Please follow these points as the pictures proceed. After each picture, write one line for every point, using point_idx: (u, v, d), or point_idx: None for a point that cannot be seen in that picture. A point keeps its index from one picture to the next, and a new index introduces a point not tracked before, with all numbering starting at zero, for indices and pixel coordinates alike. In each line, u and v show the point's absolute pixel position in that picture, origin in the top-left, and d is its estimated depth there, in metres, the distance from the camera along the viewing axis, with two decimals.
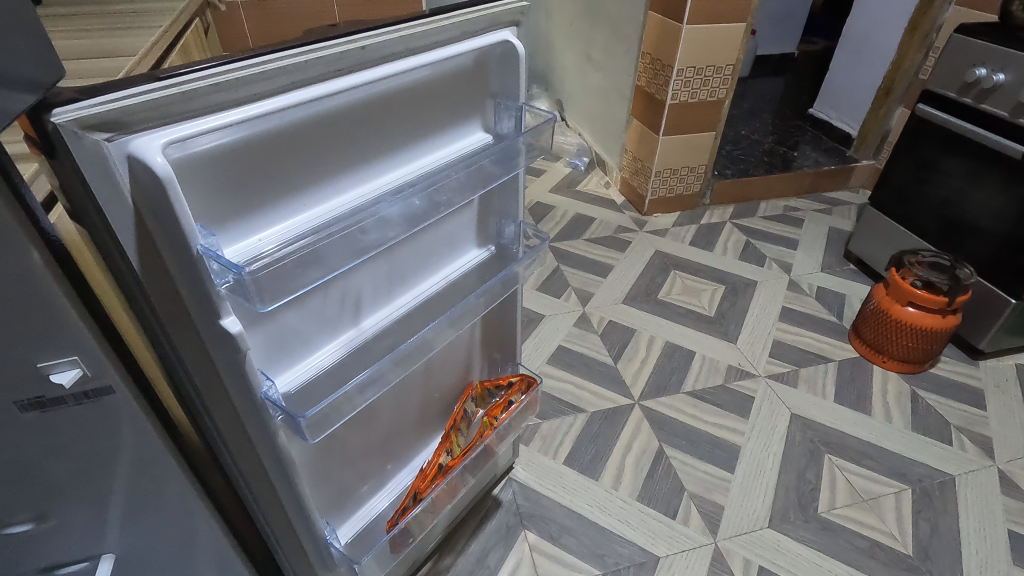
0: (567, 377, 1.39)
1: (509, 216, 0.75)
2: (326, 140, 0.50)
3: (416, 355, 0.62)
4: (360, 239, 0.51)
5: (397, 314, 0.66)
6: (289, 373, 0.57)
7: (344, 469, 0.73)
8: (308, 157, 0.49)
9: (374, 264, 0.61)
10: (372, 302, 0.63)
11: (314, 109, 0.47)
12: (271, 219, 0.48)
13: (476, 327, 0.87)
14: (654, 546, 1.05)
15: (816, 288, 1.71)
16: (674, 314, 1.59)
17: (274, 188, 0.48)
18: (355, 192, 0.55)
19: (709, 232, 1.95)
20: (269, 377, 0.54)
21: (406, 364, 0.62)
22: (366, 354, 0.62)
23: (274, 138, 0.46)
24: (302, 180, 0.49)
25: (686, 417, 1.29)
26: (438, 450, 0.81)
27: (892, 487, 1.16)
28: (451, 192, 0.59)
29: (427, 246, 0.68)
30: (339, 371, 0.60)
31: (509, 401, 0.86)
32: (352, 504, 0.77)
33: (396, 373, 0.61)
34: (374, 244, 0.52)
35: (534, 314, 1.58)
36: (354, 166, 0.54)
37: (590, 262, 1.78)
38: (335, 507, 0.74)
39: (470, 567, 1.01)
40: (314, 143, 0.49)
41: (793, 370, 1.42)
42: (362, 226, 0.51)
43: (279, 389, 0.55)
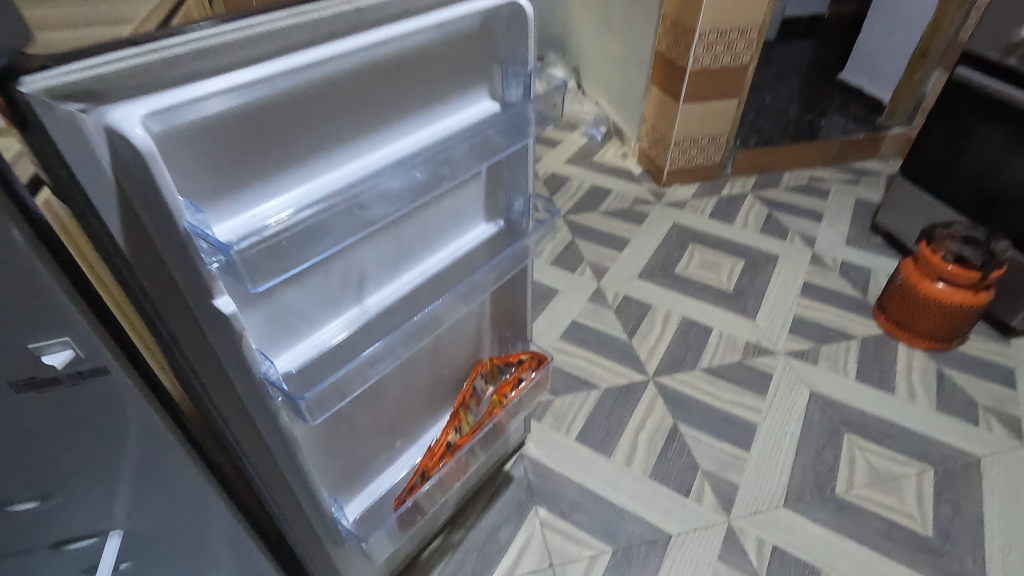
0: (580, 353, 1.37)
1: (519, 189, 0.71)
2: (322, 108, 0.47)
3: (427, 329, 0.64)
4: (356, 213, 0.49)
5: (403, 291, 0.64)
6: (291, 352, 0.55)
7: (352, 446, 0.72)
8: (305, 128, 0.47)
9: (378, 238, 0.59)
10: (376, 278, 0.61)
11: (308, 76, 0.45)
12: (268, 192, 0.46)
13: (486, 304, 0.84)
14: (667, 524, 1.04)
15: (840, 262, 1.65)
16: (692, 289, 1.55)
17: (268, 161, 0.45)
18: (354, 164, 0.52)
19: (729, 204, 1.89)
20: (268, 357, 0.52)
21: (416, 339, 0.63)
22: (369, 332, 0.61)
23: (267, 106, 0.43)
24: (299, 151, 0.47)
25: (702, 394, 1.27)
26: (447, 427, 0.80)
27: (914, 467, 1.13)
28: (453, 167, 0.57)
29: (434, 221, 0.65)
30: (345, 348, 0.58)
31: (520, 378, 0.85)
32: (361, 480, 0.76)
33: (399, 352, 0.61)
34: (374, 220, 0.50)
35: (548, 289, 1.55)
36: (353, 137, 0.51)
37: (606, 235, 1.74)
38: (343, 486, 0.74)
39: (482, 541, 1.01)
40: (311, 111, 0.47)
41: (814, 346, 1.38)
42: (359, 201, 0.49)
43: (280, 368, 0.54)
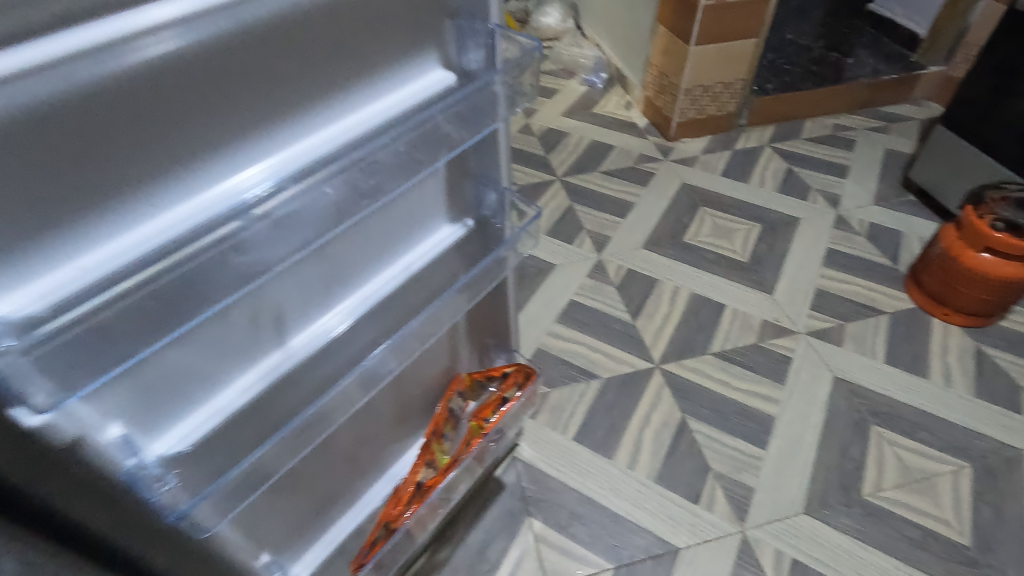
0: (580, 338, 1.24)
1: (490, 180, 0.58)
2: (186, 95, 0.34)
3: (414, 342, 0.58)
4: (229, 258, 0.40)
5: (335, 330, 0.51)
6: (173, 433, 0.41)
7: (296, 497, 0.60)
8: (161, 125, 0.33)
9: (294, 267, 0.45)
10: (301, 315, 0.48)
11: (150, 47, 0.31)
12: (111, 224, 0.33)
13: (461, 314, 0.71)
14: (674, 536, 0.94)
15: (867, 225, 1.49)
16: (703, 260, 1.40)
17: (104, 178, 0.32)
18: (233, 178, 0.38)
19: (744, 160, 1.71)
20: (136, 448, 0.38)
21: (401, 353, 0.58)
22: (295, 383, 0.50)
23: (94, 99, 0.30)
24: (155, 158, 0.34)
25: (714, 383, 1.15)
26: (417, 463, 0.68)
27: (950, 464, 1.02)
28: (377, 175, 0.47)
29: (378, 235, 0.51)
30: (258, 407, 0.48)
31: (503, 400, 0.76)
32: (312, 528, 0.65)
33: (349, 401, 0.54)
34: (256, 265, 0.41)
35: (544, 264, 1.40)
36: (227, 143, 0.37)
37: (607, 200, 1.58)
38: (275, 547, 0.60)
39: (470, 560, 0.92)
40: (166, 101, 0.33)
41: (839, 325, 1.25)
42: (235, 242, 0.40)
43: (153, 456, 0.40)
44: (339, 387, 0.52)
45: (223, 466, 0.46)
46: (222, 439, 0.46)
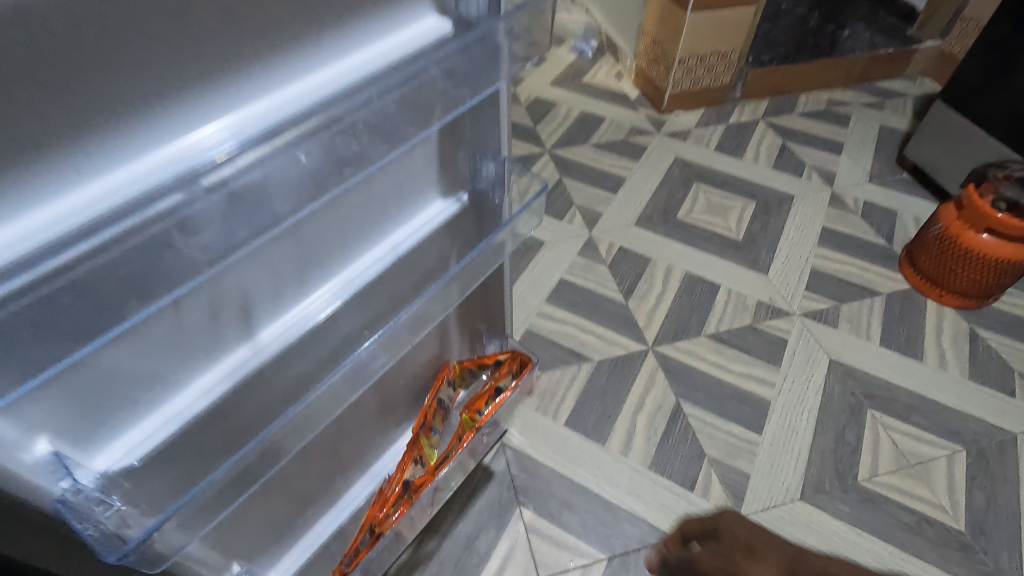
0: (570, 319, 1.19)
1: (489, 150, 0.52)
2: (111, 29, 0.27)
3: (411, 332, 0.53)
4: (174, 239, 0.33)
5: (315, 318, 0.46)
6: (121, 444, 0.35)
7: (271, 499, 0.55)
8: (78, 64, 0.27)
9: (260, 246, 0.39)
10: (271, 302, 0.43)
11: None
12: (16, 192, 0.27)
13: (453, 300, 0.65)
14: (668, 524, 0.91)
15: (862, 203, 1.46)
16: (696, 238, 1.36)
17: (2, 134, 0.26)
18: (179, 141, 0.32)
19: (738, 134, 1.66)
20: (72, 461, 0.33)
21: (396, 347, 0.53)
22: (268, 380, 0.45)
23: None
24: (69, 110, 0.27)
25: (708, 365, 1.12)
26: (404, 460, 0.65)
27: (944, 448, 1.00)
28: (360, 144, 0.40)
29: (360, 212, 0.45)
30: (225, 408, 0.42)
31: (497, 390, 0.73)
32: (288, 530, 0.59)
33: (338, 401, 0.48)
34: (212, 248, 0.36)
35: (533, 241, 1.34)
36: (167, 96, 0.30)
37: (598, 174, 1.52)
38: (248, 555, 0.55)
39: (457, 552, 0.88)
40: (84, 35, 0.26)
41: (834, 306, 1.22)
42: (183, 221, 0.33)
43: (95, 470, 0.34)
44: (326, 385, 0.47)
45: (188, 478, 0.41)
46: (187, 449, 0.40)
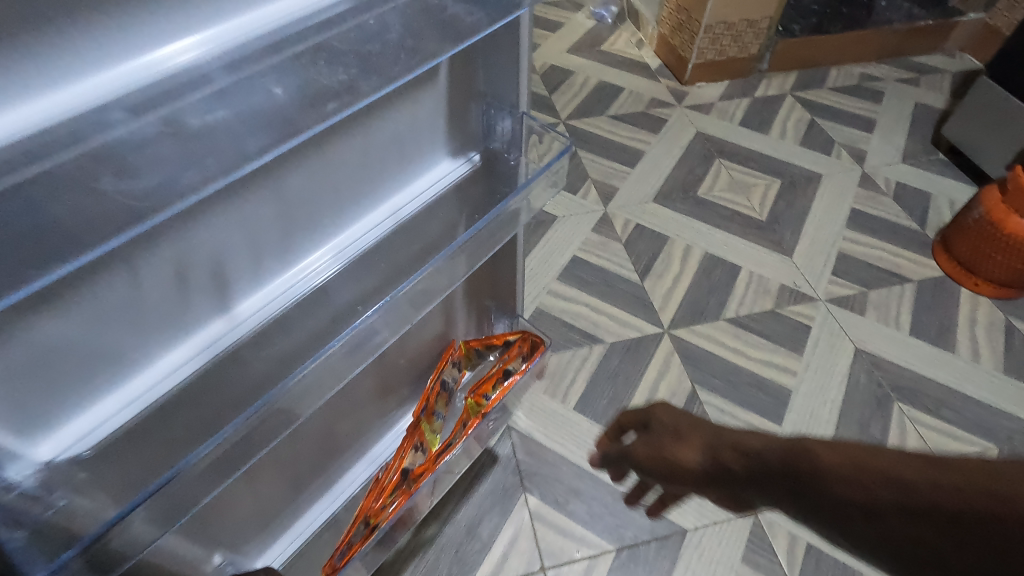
0: (582, 298, 1.13)
1: (503, 103, 0.49)
2: None
3: (419, 303, 0.47)
4: (103, 181, 0.31)
5: (300, 292, 0.46)
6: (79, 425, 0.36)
7: (262, 481, 0.52)
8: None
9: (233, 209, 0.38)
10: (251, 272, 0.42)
11: None
12: None
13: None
14: (681, 517, 0.87)
15: (894, 185, 1.38)
16: (717, 217, 1.29)
17: None
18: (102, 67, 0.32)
19: (764, 109, 1.57)
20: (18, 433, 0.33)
21: (400, 320, 0.46)
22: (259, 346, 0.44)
23: None
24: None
25: (726, 351, 1.06)
26: (404, 447, 0.60)
27: (975, 445, 0.95)
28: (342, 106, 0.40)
29: (348, 180, 0.44)
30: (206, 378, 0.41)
31: (505, 373, 0.68)
32: (281, 516, 0.56)
33: (334, 375, 0.43)
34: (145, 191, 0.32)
35: (545, 215, 1.28)
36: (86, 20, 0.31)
37: (615, 147, 1.44)
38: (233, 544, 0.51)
39: (458, 539, 0.84)
40: None
41: (861, 292, 1.16)
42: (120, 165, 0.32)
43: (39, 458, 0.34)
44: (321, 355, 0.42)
45: None
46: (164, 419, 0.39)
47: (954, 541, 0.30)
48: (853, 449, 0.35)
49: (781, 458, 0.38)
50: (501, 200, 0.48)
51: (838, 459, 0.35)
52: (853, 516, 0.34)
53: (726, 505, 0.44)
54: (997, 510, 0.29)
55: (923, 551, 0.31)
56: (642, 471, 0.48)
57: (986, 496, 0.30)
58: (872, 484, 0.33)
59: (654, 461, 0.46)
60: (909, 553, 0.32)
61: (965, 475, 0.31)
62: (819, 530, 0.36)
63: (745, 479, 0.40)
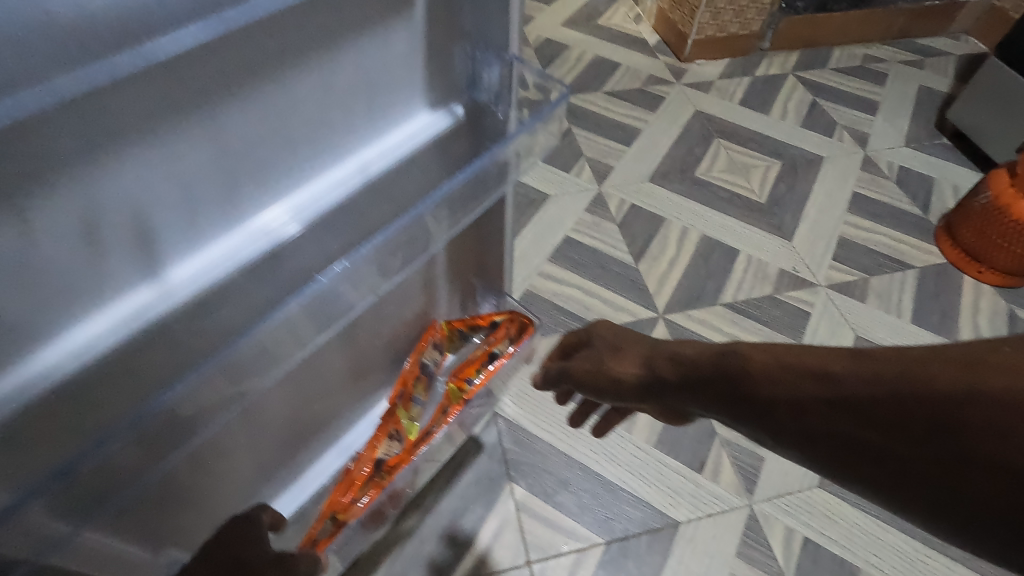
0: (574, 280, 1.08)
1: (491, 47, 0.44)
2: None
3: (385, 257, 0.45)
4: None
5: (248, 255, 0.38)
6: None
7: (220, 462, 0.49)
8: None
9: (161, 150, 0.31)
10: (188, 231, 0.35)
11: None
12: None
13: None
14: (673, 508, 0.83)
15: (897, 169, 1.34)
16: (715, 198, 1.24)
17: None
18: None
19: (765, 88, 1.52)
20: None
21: (366, 276, 0.44)
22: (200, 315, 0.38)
23: None
24: None
25: (723, 337, 1.02)
26: (378, 437, 0.58)
27: None
28: (299, 31, 0.33)
29: (305, 126, 0.37)
30: (126, 358, 0.35)
31: (491, 357, 0.65)
32: (244, 492, 0.54)
33: (294, 338, 0.42)
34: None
35: (536, 194, 1.22)
36: None
37: (611, 124, 1.38)
38: (162, 540, 0.47)
39: (440, 530, 0.79)
40: None
41: (862, 278, 1.12)
42: None
43: None
44: (274, 318, 0.39)
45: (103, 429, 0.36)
46: (72, 405, 0.34)
47: (867, 423, 0.29)
48: (779, 347, 0.36)
49: (712, 363, 0.39)
50: (481, 157, 0.44)
51: (764, 359, 0.36)
52: (776, 411, 0.34)
53: (667, 413, 0.47)
54: (906, 391, 0.28)
55: (840, 439, 0.31)
56: (586, 388, 0.51)
57: (898, 379, 0.28)
58: (795, 376, 0.33)
59: (594, 375, 0.50)
60: (826, 439, 0.31)
61: (882, 359, 0.30)
62: (747, 426, 0.37)
63: (676, 386, 0.42)
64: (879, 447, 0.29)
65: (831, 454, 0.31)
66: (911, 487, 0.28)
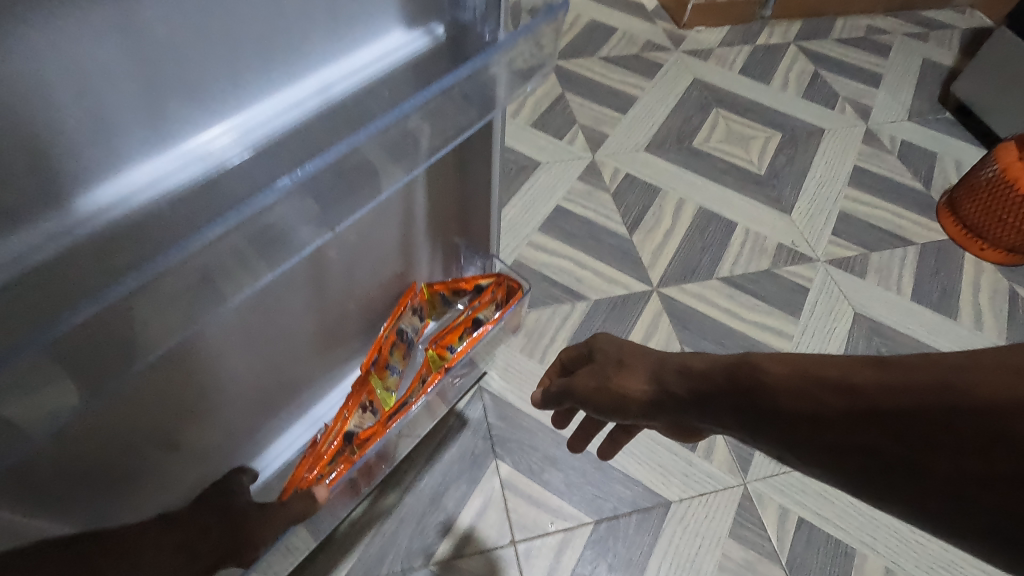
0: (565, 251, 1.03)
1: None
2: None
3: (351, 174, 0.38)
4: None
5: (174, 183, 0.34)
6: None
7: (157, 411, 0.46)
8: None
9: (47, 57, 0.27)
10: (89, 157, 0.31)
11: None
12: None
13: (417, 178, 0.52)
14: (664, 487, 0.80)
15: (899, 143, 1.29)
16: (712, 169, 1.19)
17: None
18: None
19: (766, 58, 1.46)
20: None
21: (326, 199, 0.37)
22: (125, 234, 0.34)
23: None
24: None
25: (718, 312, 0.98)
26: (349, 408, 0.57)
27: None
28: None
29: (241, 37, 0.33)
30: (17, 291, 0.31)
31: (475, 323, 0.61)
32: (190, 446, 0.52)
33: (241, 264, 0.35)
34: None
35: (527, 161, 1.16)
36: None
37: (606, 91, 1.32)
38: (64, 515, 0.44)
39: (421, 509, 0.75)
40: None
41: (862, 254, 1.08)
42: None
43: None
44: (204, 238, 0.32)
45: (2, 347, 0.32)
46: None
47: (896, 439, 0.26)
48: (797, 358, 0.33)
49: (726, 376, 0.36)
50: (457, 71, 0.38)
51: (783, 370, 0.33)
52: (793, 426, 0.31)
53: (676, 428, 0.44)
54: (945, 393, 0.24)
55: (870, 462, 0.27)
56: (589, 406, 0.48)
57: (932, 393, 0.25)
58: (813, 387, 0.30)
59: (598, 392, 0.46)
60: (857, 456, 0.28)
61: (915, 368, 0.26)
62: (763, 443, 0.34)
63: (687, 400, 0.39)
64: (911, 465, 0.25)
65: (862, 477, 0.28)
66: (952, 516, 0.24)
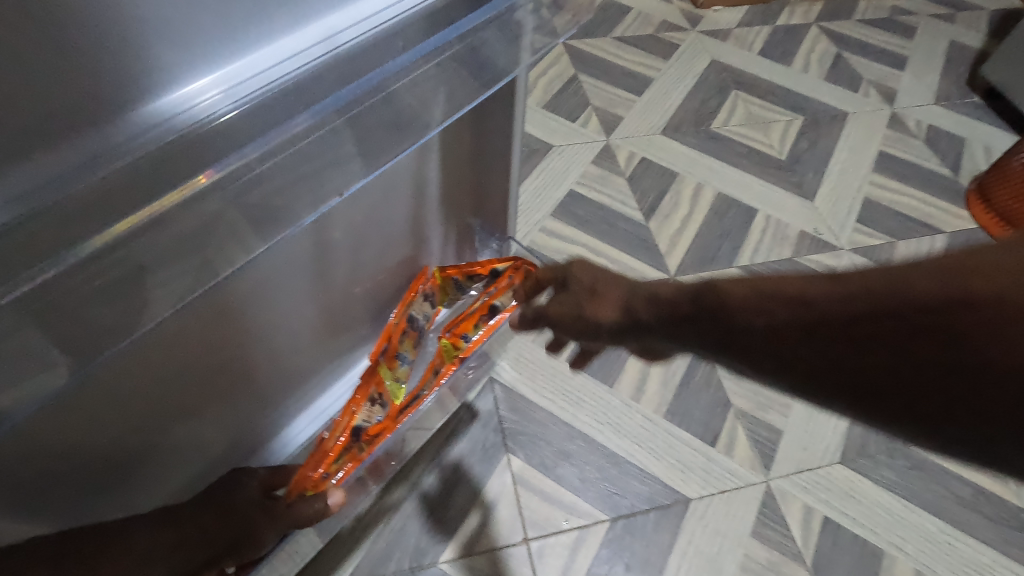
0: (578, 238, 0.99)
1: None
2: None
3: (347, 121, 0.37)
4: None
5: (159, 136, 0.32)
6: None
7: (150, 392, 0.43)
8: None
9: None
10: (64, 105, 0.29)
11: None
12: None
13: (429, 154, 0.48)
14: (683, 484, 0.76)
15: (925, 127, 1.24)
16: (731, 153, 1.15)
17: None
18: None
19: (786, 39, 1.40)
20: None
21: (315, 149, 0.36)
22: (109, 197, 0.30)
23: None
24: None
25: None
26: (357, 401, 0.50)
27: None
28: None
29: None
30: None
31: (494, 308, 0.55)
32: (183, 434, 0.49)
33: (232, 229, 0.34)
34: None
35: (539, 144, 1.12)
36: None
37: (620, 72, 1.27)
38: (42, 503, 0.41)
39: (429, 505, 0.72)
40: None
41: (888, 242, 1.04)
42: None
43: None
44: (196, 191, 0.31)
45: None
46: None
47: (857, 347, 0.27)
48: (756, 276, 0.32)
49: (691, 298, 0.35)
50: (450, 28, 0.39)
51: (740, 289, 0.32)
52: (752, 342, 0.31)
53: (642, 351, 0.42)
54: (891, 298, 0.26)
55: (851, 376, 0.27)
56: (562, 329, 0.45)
57: (893, 295, 0.26)
58: (769, 300, 0.30)
59: (566, 317, 0.44)
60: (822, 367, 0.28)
61: (863, 275, 0.28)
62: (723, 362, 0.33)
63: (653, 325, 0.37)
64: (881, 375, 0.26)
65: (827, 388, 0.28)
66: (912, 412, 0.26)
